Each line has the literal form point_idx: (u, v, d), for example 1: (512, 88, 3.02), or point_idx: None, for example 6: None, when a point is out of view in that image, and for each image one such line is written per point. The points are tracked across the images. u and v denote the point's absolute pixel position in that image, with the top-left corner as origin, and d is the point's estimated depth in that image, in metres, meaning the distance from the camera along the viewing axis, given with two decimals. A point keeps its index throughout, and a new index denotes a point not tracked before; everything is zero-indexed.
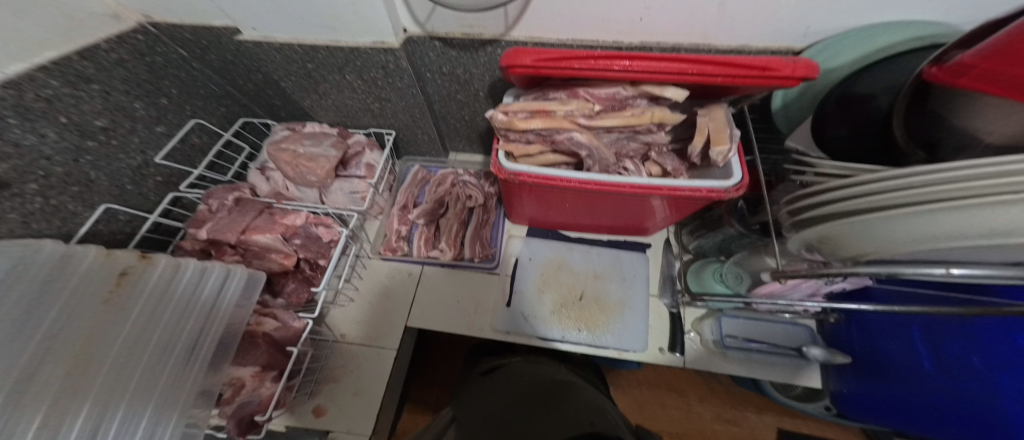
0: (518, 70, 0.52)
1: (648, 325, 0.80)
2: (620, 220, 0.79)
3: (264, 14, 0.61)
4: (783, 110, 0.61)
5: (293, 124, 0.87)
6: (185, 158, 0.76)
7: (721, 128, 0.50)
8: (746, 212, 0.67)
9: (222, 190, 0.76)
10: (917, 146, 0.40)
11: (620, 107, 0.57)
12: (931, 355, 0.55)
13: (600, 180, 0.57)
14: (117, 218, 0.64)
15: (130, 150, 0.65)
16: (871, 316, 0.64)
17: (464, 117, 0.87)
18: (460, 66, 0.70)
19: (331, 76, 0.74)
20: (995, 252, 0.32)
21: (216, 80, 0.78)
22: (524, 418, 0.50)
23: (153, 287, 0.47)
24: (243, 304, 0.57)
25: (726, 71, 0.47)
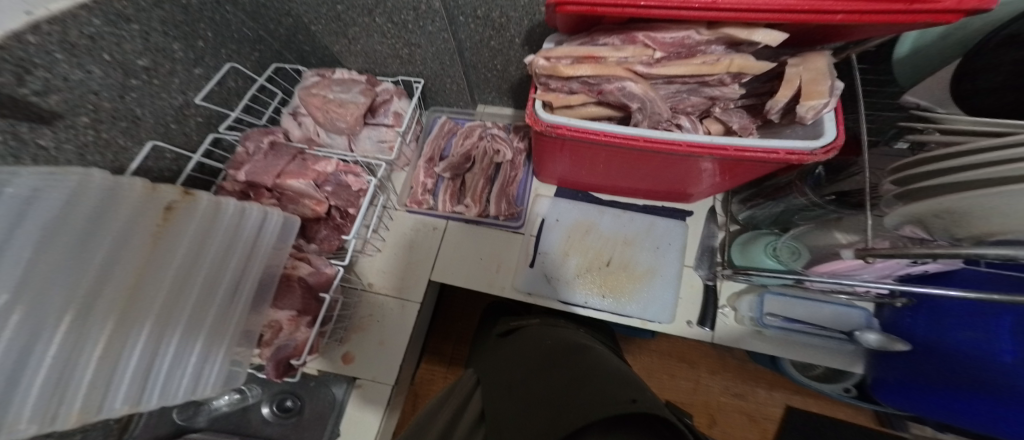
0: (570, 8, 0.46)
1: (678, 296, 0.77)
2: (660, 184, 0.74)
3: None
4: (909, 57, 0.52)
5: (323, 70, 0.83)
6: (222, 100, 0.74)
7: (818, 80, 0.42)
8: (823, 177, 0.59)
9: (258, 134, 0.75)
10: None
11: (686, 55, 0.50)
12: (1016, 348, 0.50)
13: (650, 136, 0.52)
14: (164, 156, 0.64)
15: (171, 91, 0.63)
16: (944, 302, 0.58)
17: (496, 66, 0.82)
18: (497, 8, 0.63)
19: (361, 18, 0.72)
20: None
21: (247, 24, 0.73)
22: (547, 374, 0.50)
23: (197, 225, 0.46)
24: (279, 248, 0.60)
25: (851, 6, 0.39)
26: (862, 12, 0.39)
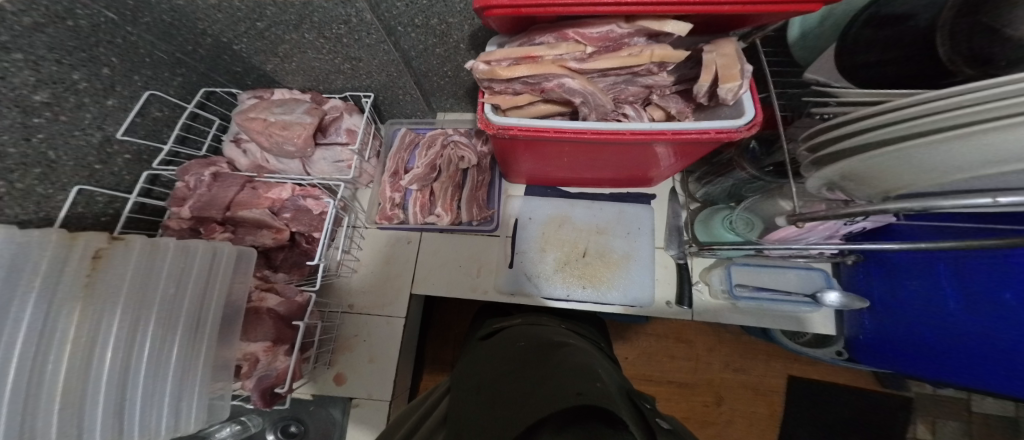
0: (496, 11, 0.46)
1: (655, 277, 0.79)
2: (622, 172, 0.75)
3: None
4: (800, 39, 0.54)
5: (261, 91, 0.83)
6: (150, 131, 0.73)
7: (728, 65, 0.45)
8: (759, 152, 0.60)
9: (198, 164, 0.74)
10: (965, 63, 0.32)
11: (615, 48, 0.51)
12: (958, 293, 0.52)
13: (598, 128, 0.53)
14: (95, 199, 0.65)
15: (85, 127, 0.61)
16: (894, 256, 0.61)
17: (447, 72, 0.84)
18: (435, 15, 0.64)
19: (288, 35, 0.68)
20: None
21: (161, 46, 0.67)
22: (518, 372, 0.50)
23: (134, 269, 0.45)
24: (237, 283, 0.58)
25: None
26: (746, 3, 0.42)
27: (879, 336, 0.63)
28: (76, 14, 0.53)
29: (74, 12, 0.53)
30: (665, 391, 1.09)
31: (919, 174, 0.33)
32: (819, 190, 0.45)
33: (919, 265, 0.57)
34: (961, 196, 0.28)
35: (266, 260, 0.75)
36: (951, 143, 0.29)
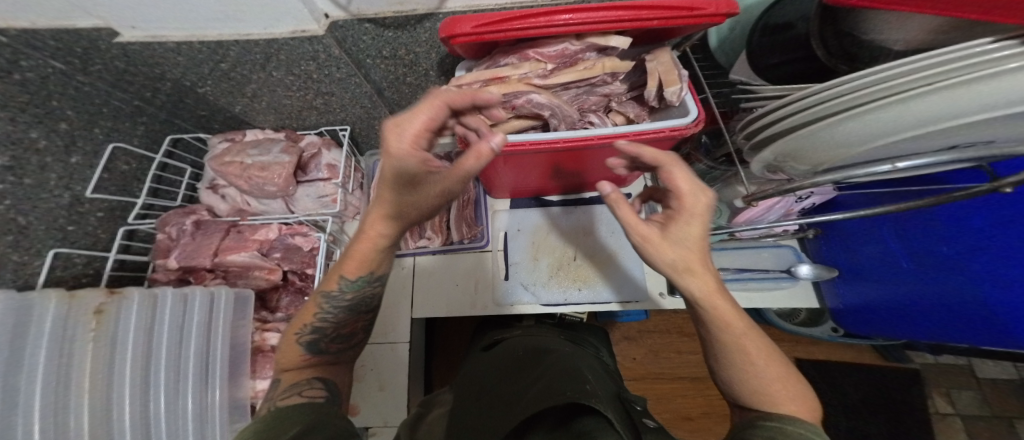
0: (460, 39, 0.49)
1: (645, 271, 0.82)
2: (598, 174, 0.79)
3: (141, 8, 0.56)
4: (720, 45, 0.63)
5: (231, 134, 0.86)
6: (120, 188, 0.73)
7: (667, 72, 0.53)
8: (710, 145, 0.64)
9: (176, 215, 0.75)
10: (839, 60, 0.41)
11: (571, 63, 0.56)
12: (908, 253, 0.57)
13: (568, 136, 0.56)
14: (73, 262, 0.64)
15: (52, 188, 0.60)
16: (846, 225, 0.66)
17: (419, 99, 0.88)
18: (401, 46, 0.68)
19: (255, 74, 0.72)
20: (939, 143, 0.35)
21: (118, 94, 0.69)
22: (513, 382, 0.51)
23: (136, 320, 0.46)
24: (239, 323, 0.59)
25: (661, 15, 0.48)
26: (670, 18, 0.48)
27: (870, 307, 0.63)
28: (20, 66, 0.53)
29: (19, 64, 0.53)
30: (678, 387, 1.11)
31: (837, 149, 0.38)
32: (761, 172, 0.50)
33: (863, 232, 0.63)
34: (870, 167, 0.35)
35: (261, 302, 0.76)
36: (862, 117, 0.33)
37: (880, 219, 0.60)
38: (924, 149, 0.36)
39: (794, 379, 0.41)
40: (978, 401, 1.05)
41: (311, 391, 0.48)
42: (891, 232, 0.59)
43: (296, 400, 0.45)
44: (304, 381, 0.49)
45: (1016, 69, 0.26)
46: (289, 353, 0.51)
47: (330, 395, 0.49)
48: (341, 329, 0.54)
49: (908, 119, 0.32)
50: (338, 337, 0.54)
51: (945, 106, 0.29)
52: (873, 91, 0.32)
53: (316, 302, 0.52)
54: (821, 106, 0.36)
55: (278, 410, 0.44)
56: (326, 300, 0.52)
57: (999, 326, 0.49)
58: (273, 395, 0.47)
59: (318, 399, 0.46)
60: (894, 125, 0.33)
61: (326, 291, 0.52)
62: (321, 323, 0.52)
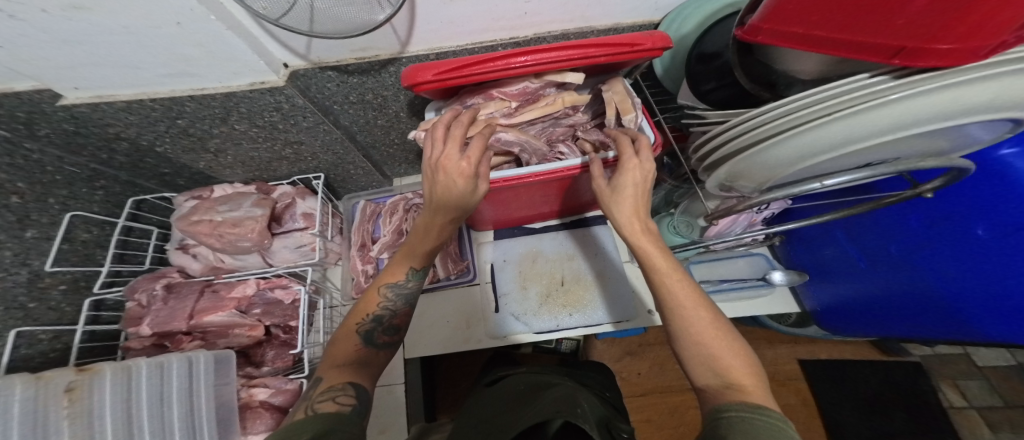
0: (424, 87, 0.50)
1: (633, 289, 0.84)
2: (575, 199, 0.81)
3: (91, 69, 0.55)
4: (665, 73, 0.70)
5: (198, 191, 0.85)
6: (82, 256, 0.71)
7: (622, 102, 0.56)
8: (672, 165, 0.68)
9: (145, 280, 0.72)
10: (762, 87, 0.45)
11: (534, 99, 0.59)
12: (861, 254, 0.61)
13: (539, 169, 0.59)
14: (39, 339, 0.61)
15: (11, 266, 0.58)
16: (805, 230, 0.70)
17: (393, 141, 0.89)
18: (368, 90, 0.71)
19: (217, 129, 0.71)
20: (856, 156, 0.40)
21: (69, 159, 0.67)
22: (510, 410, 0.51)
23: (111, 395, 0.44)
24: (222, 385, 0.56)
25: (609, 51, 0.50)
26: (617, 54, 0.51)
27: (847, 305, 0.66)
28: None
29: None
30: (689, 398, 1.10)
31: (772, 169, 0.44)
32: (716, 191, 0.54)
33: (822, 235, 0.66)
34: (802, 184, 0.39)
35: (247, 359, 0.73)
36: (787, 140, 0.39)
37: (832, 226, 0.64)
38: (842, 166, 0.43)
39: (748, 361, 0.41)
40: (985, 389, 1.08)
41: (347, 397, 0.42)
42: (845, 235, 0.63)
43: (330, 407, 0.41)
44: (340, 385, 0.44)
45: (894, 99, 0.33)
46: (345, 343, 0.50)
47: (361, 406, 0.43)
48: (395, 319, 0.54)
49: (824, 141, 0.38)
50: (390, 329, 0.53)
51: (849, 128, 0.36)
52: (790, 119, 0.38)
53: (380, 293, 0.53)
54: (755, 131, 0.41)
55: (315, 415, 0.39)
56: (389, 289, 0.53)
57: (947, 315, 0.52)
58: (314, 395, 0.42)
59: (348, 409, 0.41)
60: (813, 148, 0.39)
61: (389, 281, 0.54)
62: (382, 312, 0.53)
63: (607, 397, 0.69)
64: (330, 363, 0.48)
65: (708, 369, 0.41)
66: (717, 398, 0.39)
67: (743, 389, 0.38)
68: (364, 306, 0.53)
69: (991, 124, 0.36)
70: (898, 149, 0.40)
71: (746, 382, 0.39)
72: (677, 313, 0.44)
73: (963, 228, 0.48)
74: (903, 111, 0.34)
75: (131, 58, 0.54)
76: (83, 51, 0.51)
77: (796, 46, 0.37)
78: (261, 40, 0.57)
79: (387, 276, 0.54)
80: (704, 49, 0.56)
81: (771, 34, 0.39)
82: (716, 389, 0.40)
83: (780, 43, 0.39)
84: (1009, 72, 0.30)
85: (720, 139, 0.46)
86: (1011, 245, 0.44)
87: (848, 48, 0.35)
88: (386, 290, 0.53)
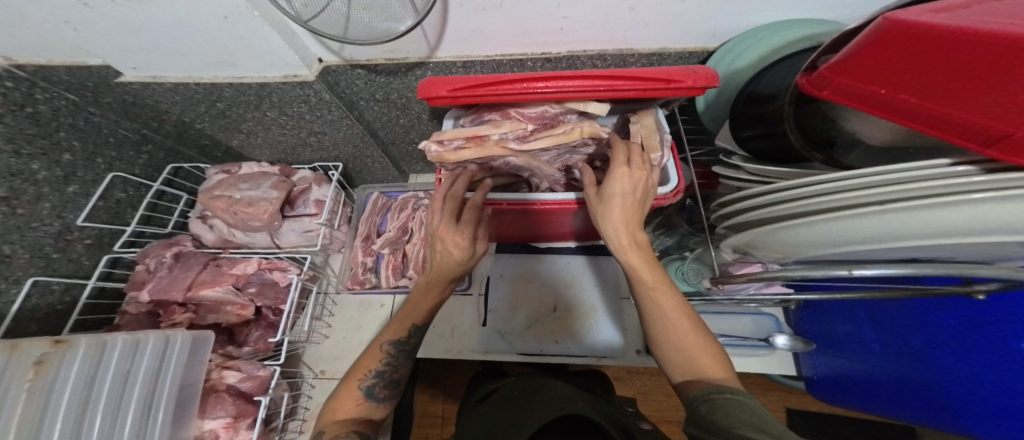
0: (436, 102, 0.50)
1: (625, 327, 0.81)
2: (585, 227, 0.77)
3: (145, 53, 0.59)
4: (707, 110, 0.62)
5: (229, 165, 0.87)
6: (113, 214, 0.75)
7: (648, 134, 0.54)
8: (694, 209, 0.63)
9: (159, 247, 0.80)
10: (813, 148, 0.41)
11: (552, 124, 0.58)
12: (878, 337, 0.55)
13: (544, 198, 0.57)
14: (51, 290, 0.65)
15: (44, 217, 0.63)
16: (824, 303, 0.64)
17: (413, 139, 0.90)
18: (394, 91, 0.71)
19: (249, 114, 0.73)
20: (893, 250, 0.36)
21: (126, 123, 0.72)
22: (509, 413, 0.55)
23: (79, 370, 0.45)
24: (196, 363, 0.57)
25: (637, 86, 0.46)
26: (645, 89, 0.46)
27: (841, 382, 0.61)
28: (35, 99, 0.58)
29: (33, 97, 0.58)
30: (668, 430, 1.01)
31: (802, 247, 0.39)
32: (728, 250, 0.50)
33: (840, 310, 0.61)
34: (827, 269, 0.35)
35: (230, 337, 0.79)
36: (823, 223, 0.34)
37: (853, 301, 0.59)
38: (884, 255, 0.38)
39: (716, 351, 0.42)
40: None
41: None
42: (868, 317, 0.57)
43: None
44: (344, 434, 0.44)
45: (977, 200, 0.27)
46: (347, 397, 0.49)
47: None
48: (396, 373, 0.53)
49: (868, 232, 0.33)
50: (391, 382, 0.52)
51: (900, 223, 0.31)
52: (836, 198, 0.33)
53: (380, 349, 0.52)
54: (789, 204, 0.37)
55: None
56: (390, 346, 0.53)
57: (950, 415, 0.47)
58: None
59: None
60: (857, 235, 0.34)
61: (389, 339, 0.53)
62: (383, 366, 0.51)
63: (595, 391, 0.68)
64: (332, 416, 0.47)
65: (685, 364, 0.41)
66: (691, 386, 0.40)
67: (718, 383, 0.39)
68: (364, 361, 0.51)
69: None
70: (956, 249, 0.34)
71: (713, 368, 0.40)
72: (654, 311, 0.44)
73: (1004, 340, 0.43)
74: (980, 214, 0.27)
75: (179, 45, 0.57)
76: (139, 37, 0.55)
77: (871, 108, 0.31)
78: (299, 38, 0.58)
79: (390, 332, 0.53)
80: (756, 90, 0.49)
81: (839, 90, 0.32)
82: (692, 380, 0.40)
83: (851, 102, 0.32)
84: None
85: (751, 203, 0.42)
86: None
87: (941, 123, 0.28)
88: (388, 347, 0.52)
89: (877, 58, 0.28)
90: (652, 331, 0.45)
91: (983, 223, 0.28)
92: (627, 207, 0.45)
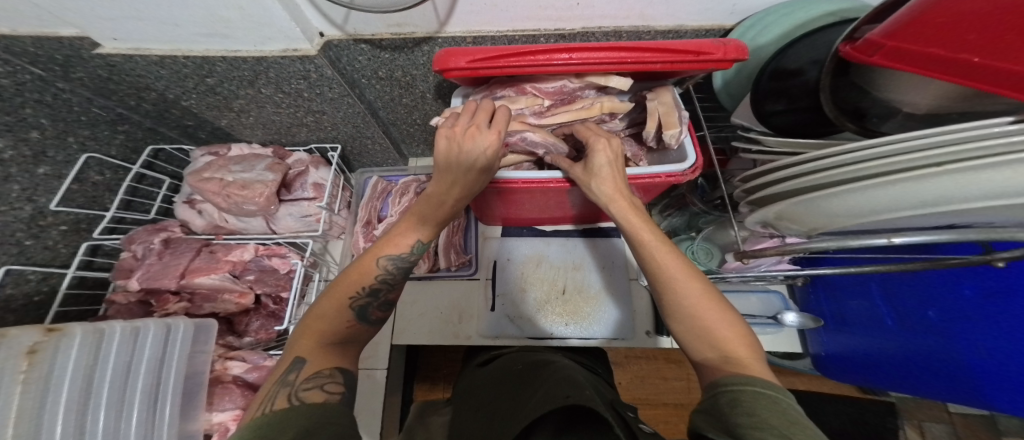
0: (454, 73, 0.48)
1: (635, 310, 0.82)
2: (594, 209, 0.77)
3: (128, 22, 0.54)
4: (724, 88, 0.62)
5: (216, 147, 0.83)
6: (89, 198, 0.70)
7: (669, 110, 0.53)
8: (707, 188, 0.63)
9: (145, 232, 0.76)
10: (847, 117, 0.40)
11: (569, 100, 0.56)
12: (892, 312, 0.57)
13: (562, 176, 0.56)
14: (27, 279, 0.60)
15: (14, 201, 0.58)
16: (834, 278, 0.66)
17: (415, 120, 0.87)
18: (398, 68, 0.68)
19: (242, 91, 0.69)
20: (927, 219, 0.36)
21: (100, 101, 0.67)
22: (490, 396, 0.50)
23: (76, 358, 0.42)
24: (198, 353, 0.56)
25: (666, 58, 0.46)
26: (674, 62, 0.46)
27: (852, 357, 0.63)
28: None
29: None
30: (663, 413, 1.01)
31: (841, 215, 0.39)
32: (754, 225, 0.51)
33: (851, 285, 0.63)
34: (864, 237, 0.35)
35: (230, 326, 0.78)
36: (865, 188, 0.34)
37: (867, 276, 0.61)
38: (919, 222, 0.39)
39: (742, 331, 0.39)
40: (948, 436, 0.98)
41: (335, 384, 0.38)
42: (880, 290, 0.59)
43: (317, 397, 0.36)
44: (327, 370, 0.39)
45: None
46: (333, 318, 0.42)
47: (349, 394, 0.39)
48: (390, 295, 0.47)
49: (913, 197, 0.33)
50: (385, 304, 0.46)
51: (949, 186, 0.31)
52: (883, 163, 0.33)
53: (377, 263, 0.46)
54: (829, 171, 0.37)
55: (301, 406, 0.34)
56: (389, 261, 0.46)
57: (965, 383, 0.49)
58: (296, 381, 0.37)
59: (336, 399, 0.37)
60: (900, 201, 0.34)
61: (391, 253, 0.46)
62: (378, 284, 0.45)
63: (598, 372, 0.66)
64: (313, 341, 0.41)
65: (705, 342, 0.39)
66: (714, 373, 0.37)
67: (742, 363, 0.36)
68: (358, 276, 0.44)
69: None
70: (989, 216, 0.34)
71: (743, 355, 0.37)
72: (669, 285, 0.42)
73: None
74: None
75: (168, 14, 0.52)
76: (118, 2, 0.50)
77: (920, 69, 0.31)
78: (301, 7, 0.55)
79: (387, 246, 0.46)
80: (782, 65, 0.48)
81: (895, 54, 0.32)
82: (715, 360, 0.38)
83: (900, 66, 0.32)
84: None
85: (784, 174, 0.42)
86: None
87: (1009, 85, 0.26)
88: (387, 264, 0.45)
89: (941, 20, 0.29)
90: (668, 308, 0.42)
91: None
92: (617, 177, 0.47)
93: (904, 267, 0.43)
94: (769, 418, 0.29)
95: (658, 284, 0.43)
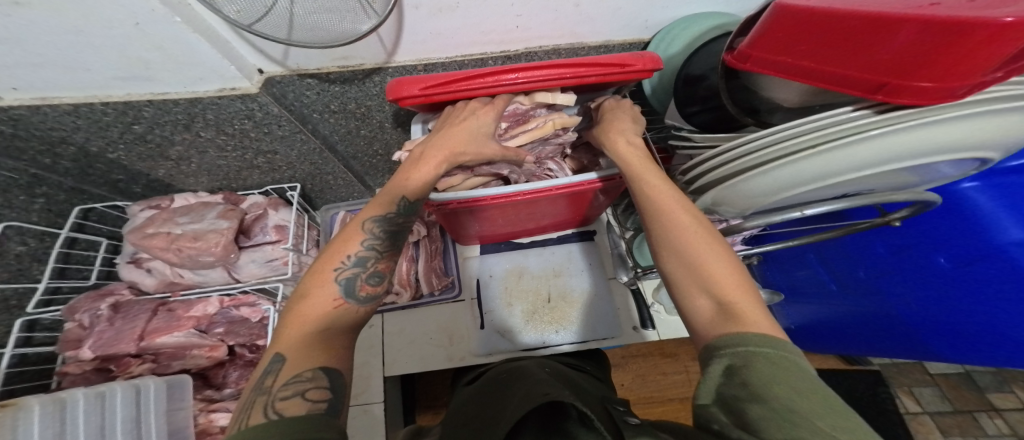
0: (408, 101, 0.49)
1: (618, 307, 0.84)
2: (562, 216, 0.78)
3: (31, 70, 0.49)
4: (652, 93, 0.68)
5: (157, 200, 0.78)
6: (16, 272, 0.63)
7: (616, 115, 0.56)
8: None
9: (88, 299, 0.70)
10: (745, 113, 0.46)
11: (524, 120, 0.58)
12: (831, 277, 0.61)
13: (525, 188, 0.57)
14: None
15: None
16: (779, 251, 0.71)
17: (377, 151, 0.83)
18: (351, 100, 0.66)
19: (179, 136, 0.66)
20: (830, 188, 0.41)
21: (7, 163, 0.59)
22: (473, 412, 0.49)
23: (41, 428, 0.47)
24: (175, 410, 0.63)
25: (600, 72, 0.49)
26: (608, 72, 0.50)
27: (831, 323, 0.66)
28: None
29: None
30: (671, 409, 1.03)
31: (758, 197, 0.43)
32: None
33: (795, 258, 0.67)
34: (781, 213, 0.38)
35: (205, 381, 0.74)
36: (772, 171, 0.38)
37: (803, 249, 0.65)
38: (821, 195, 0.44)
39: (738, 273, 0.37)
40: (938, 399, 0.96)
41: (318, 390, 0.33)
42: (818, 258, 0.62)
43: (296, 408, 0.31)
44: (308, 373, 0.33)
45: (875, 135, 0.32)
46: (315, 299, 0.38)
47: (337, 397, 0.34)
48: (378, 265, 0.44)
49: (807, 174, 0.38)
50: (374, 276, 0.42)
51: (830, 162, 0.36)
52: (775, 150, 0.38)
53: (364, 228, 0.44)
54: (743, 160, 0.41)
55: (278, 419, 0.30)
56: (375, 223, 0.45)
57: (903, 332, 0.54)
58: (272, 387, 0.32)
59: (321, 407, 0.32)
60: (801, 177, 0.38)
61: (373, 215, 0.45)
62: (366, 252, 0.43)
63: (585, 369, 0.67)
64: (297, 331, 0.36)
65: (698, 290, 0.37)
66: (705, 332, 0.35)
67: (738, 312, 0.34)
68: (343, 245, 0.43)
69: (960, 163, 0.37)
70: (877, 180, 0.40)
71: (739, 302, 0.35)
72: (663, 227, 0.42)
73: (925, 257, 0.49)
74: (885, 147, 0.33)
75: (78, 59, 0.49)
76: (24, 52, 0.46)
77: (785, 75, 0.38)
78: (231, 46, 0.53)
79: (374, 207, 0.45)
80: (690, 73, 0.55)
81: (759, 62, 0.40)
82: (713, 306, 0.36)
83: (768, 72, 0.39)
84: (986, 114, 0.30)
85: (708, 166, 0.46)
86: (969, 275, 0.46)
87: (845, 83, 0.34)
88: (373, 225, 0.44)
89: (779, 33, 0.37)
90: (659, 246, 0.42)
91: (891, 151, 0.33)
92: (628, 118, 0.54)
93: (823, 236, 0.47)
94: (777, 394, 0.27)
95: (655, 218, 0.43)
